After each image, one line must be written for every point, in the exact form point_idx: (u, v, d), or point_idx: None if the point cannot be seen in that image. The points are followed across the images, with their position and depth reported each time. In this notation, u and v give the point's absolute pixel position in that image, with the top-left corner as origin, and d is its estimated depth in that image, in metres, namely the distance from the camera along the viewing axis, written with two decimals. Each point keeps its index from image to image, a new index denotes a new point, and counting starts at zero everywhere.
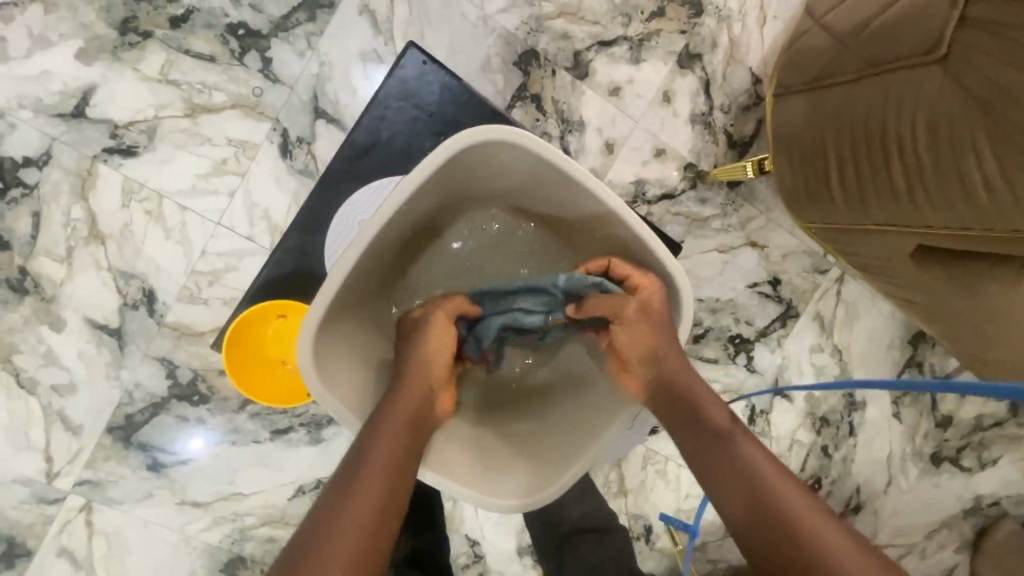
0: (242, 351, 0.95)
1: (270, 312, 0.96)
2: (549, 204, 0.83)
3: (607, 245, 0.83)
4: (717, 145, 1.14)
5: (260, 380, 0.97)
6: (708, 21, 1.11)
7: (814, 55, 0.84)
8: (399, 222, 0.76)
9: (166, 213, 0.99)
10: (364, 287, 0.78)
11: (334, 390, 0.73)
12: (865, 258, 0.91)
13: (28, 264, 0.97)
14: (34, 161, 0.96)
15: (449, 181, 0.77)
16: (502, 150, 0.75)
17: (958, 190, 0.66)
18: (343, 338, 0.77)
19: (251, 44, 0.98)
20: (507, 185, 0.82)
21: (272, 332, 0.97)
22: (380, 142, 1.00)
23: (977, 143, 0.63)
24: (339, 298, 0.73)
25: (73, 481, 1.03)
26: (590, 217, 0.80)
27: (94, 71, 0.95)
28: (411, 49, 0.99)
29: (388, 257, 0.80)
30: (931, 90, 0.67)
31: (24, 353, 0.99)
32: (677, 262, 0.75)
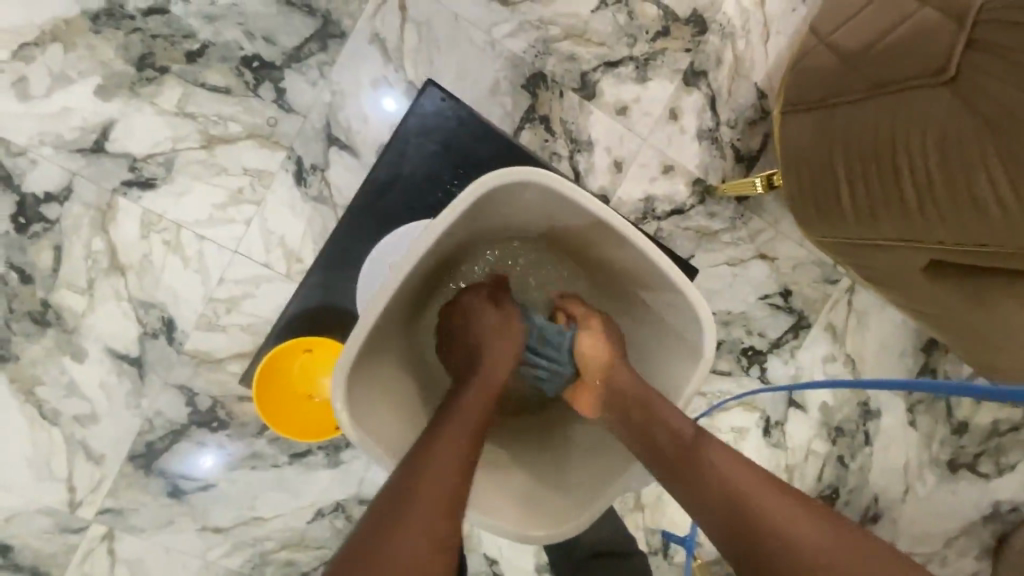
0: (268, 387, 0.96)
1: (296, 347, 0.97)
2: (569, 232, 0.84)
3: (628, 277, 0.85)
4: (724, 159, 1.15)
5: (286, 415, 0.97)
6: (712, 39, 1.12)
7: (820, 74, 0.85)
8: (423, 263, 0.77)
9: (185, 243, 1.01)
10: (389, 327, 0.79)
11: (365, 427, 0.73)
12: (877, 271, 0.91)
13: (50, 297, 0.99)
14: (56, 196, 0.97)
15: (470, 220, 0.79)
16: (527, 189, 0.77)
17: (969, 208, 0.67)
18: (370, 374, 0.77)
19: (265, 76, 1.00)
20: (527, 217, 0.83)
21: (297, 367, 0.99)
22: (402, 174, 1.01)
23: (988, 163, 0.64)
24: (368, 337, 0.73)
25: (96, 509, 1.04)
26: (610, 250, 0.82)
27: (113, 106, 0.97)
28: (431, 88, 1.01)
29: (413, 292, 0.81)
30: (940, 111, 0.68)
31: (47, 384, 1.01)
32: (696, 290, 0.76)
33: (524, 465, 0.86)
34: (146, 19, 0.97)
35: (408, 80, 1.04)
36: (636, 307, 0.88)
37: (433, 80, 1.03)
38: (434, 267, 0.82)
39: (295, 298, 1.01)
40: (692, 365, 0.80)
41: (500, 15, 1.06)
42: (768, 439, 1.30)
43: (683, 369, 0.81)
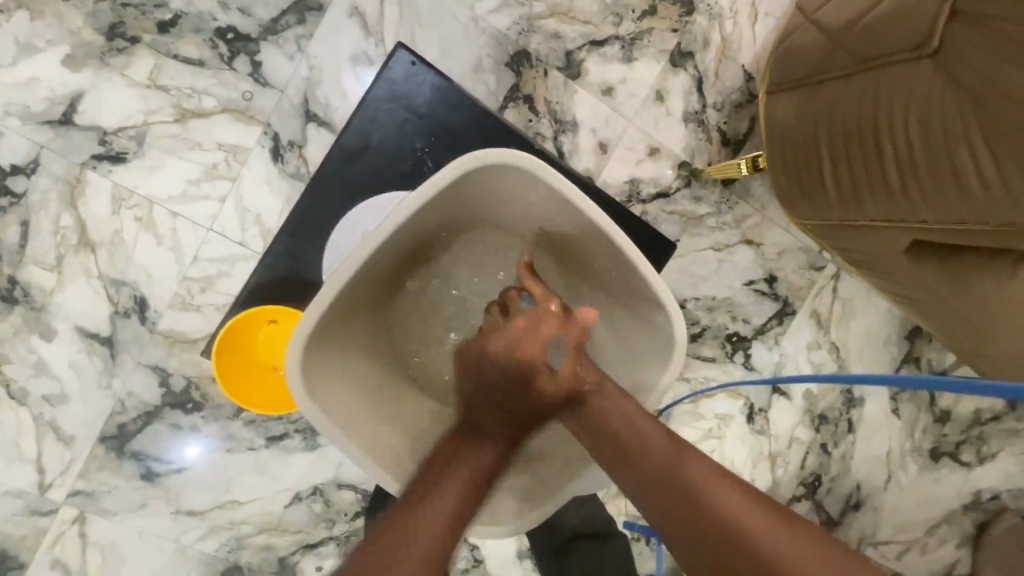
0: (232, 358, 0.95)
1: (260, 317, 0.96)
2: (544, 225, 0.82)
3: (609, 286, 0.83)
4: (710, 142, 1.13)
5: (252, 388, 0.96)
6: (699, 19, 1.10)
7: (805, 52, 0.84)
8: (392, 243, 0.75)
9: (157, 219, 0.98)
10: (356, 306, 0.78)
11: (323, 406, 0.72)
12: (861, 254, 0.90)
13: (18, 273, 0.96)
14: (22, 169, 0.95)
15: (445, 204, 0.77)
16: (515, 175, 0.75)
17: (952, 185, 0.66)
18: (329, 358, 0.76)
19: (240, 49, 0.97)
20: (507, 205, 0.81)
21: (262, 338, 0.97)
22: (375, 144, 1.00)
23: (971, 138, 0.63)
24: (333, 306, 0.72)
25: (66, 492, 1.01)
26: (593, 251, 0.80)
27: (82, 77, 0.94)
28: (401, 51, 0.99)
29: (387, 270, 0.80)
30: (923, 86, 0.67)
31: (15, 363, 0.98)
32: (670, 292, 0.73)
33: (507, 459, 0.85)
34: None
35: (388, 55, 1.01)
36: (613, 318, 0.85)
37: (404, 43, 1.00)
38: (407, 250, 0.80)
39: (272, 277, 0.99)
40: (661, 370, 0.78)
41: None
42: (752, 426, 1.29)
43: (656, 366, 0.79)
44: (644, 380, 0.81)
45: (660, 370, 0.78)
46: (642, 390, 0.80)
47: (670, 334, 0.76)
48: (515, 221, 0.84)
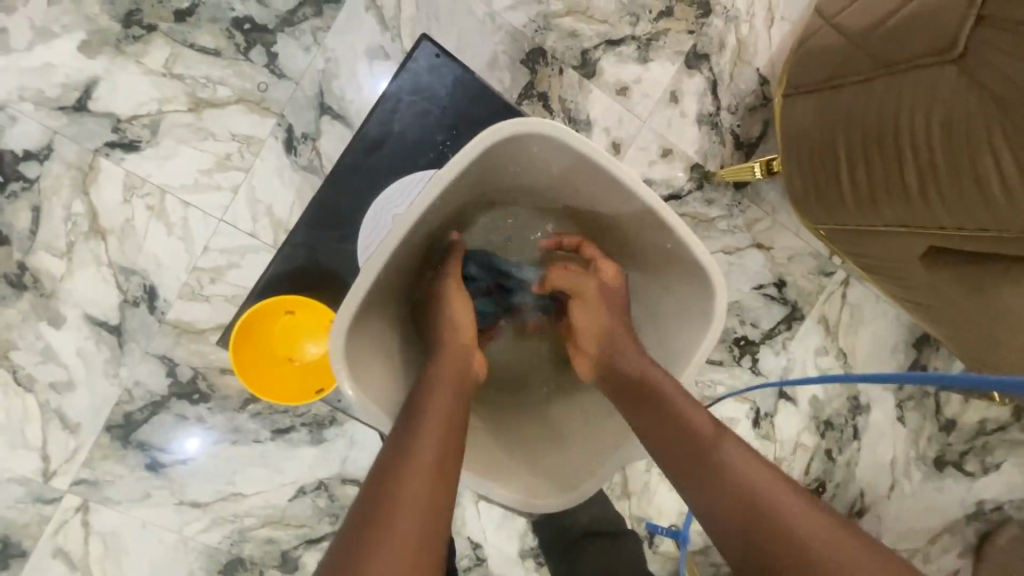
0: (248, 344, 0.94)
1: (279, 307, 0.96)
2: (573, 198, 0.82)
3: (642, 257, 0.84)
4: (724, 145, 1.13)
5: (262, 377, 0.96)
6: (715, 21, 1.10)
7: (825, 56, 0.83)
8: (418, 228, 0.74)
9: (169, 209, 0.98)
10: (386, 290, 0.76)
11: (363, 386, 0.71)
12: (875, 260, 0.90)
13: (27, 259, 0.96)
14: (35, 155, 0.94)
15: (477, 174, 0.75)
16: (549, 149, 0.74)
17: (973, 189, 0.66)
18: (369, 342, 0.75)
19: (257, 39, 0.97)
20: (543, 179, 0.80)
21: (278, 327, 0.98)
22: (392, 134, 1.00)
23: (994, 143, 0.62)
24: (368, 293, 0.70)
25: (70, 480, 1.01)
26: (627, 223, 0.80)
27: (98, 64, 0.94)
28: (425, 42, 0.99)
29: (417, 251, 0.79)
30: (946, 90, 0.66)
31: (22, 349, 0.98)
32: (717, 263, 0.74)
33: (549, 439, 0.85)
34: None
35: (405, 49, 1.01)
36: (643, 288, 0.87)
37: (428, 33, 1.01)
38: (436, 230, 0.79)
39: (281, 267, 0.99)
40: (696, 341, 0.78)
41: None
42: (757, 431, 1.30)
43: (690, 340, 0.79)
44: (676, 352, 0.81)
45: (692, 345, 0.79)
46: (677, 361, 0.80)
47: (710, 310, 0.76)
48: (543, 195, 0.84)
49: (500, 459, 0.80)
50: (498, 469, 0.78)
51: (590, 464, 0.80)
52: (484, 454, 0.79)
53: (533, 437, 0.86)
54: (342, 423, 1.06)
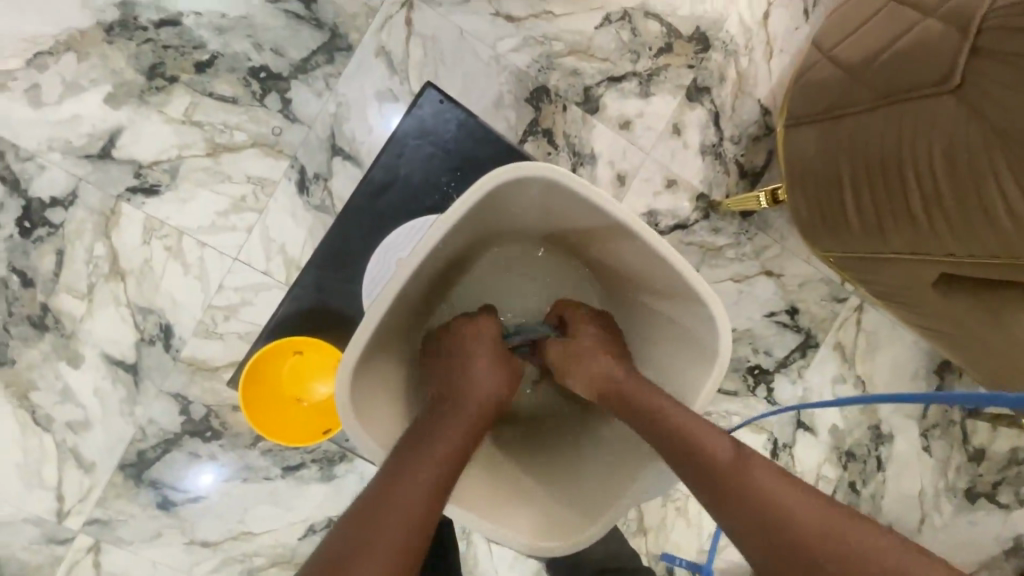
0: (257, 388, 0.96)
1: (287, 348, 0.98)
2: (574, 232, 0.82)
3: (645, 288, 0.83)
4: (728, 175, 1.15)
5: (274, 418, 0.97)
6: (716, 55, 1.12)
7: (823, 88, 0.84)
8: (424, 270, 0.76)
9: (186, 249, 1.01)
10: (393, 332, 0.77)
11: (367, 426, 0.71)
12: (887, 286, 0.89)
13: (50, 301, 0.98)
14: (61, 202, 0.97)
15: (477, 217, 0.76)
16: (544, 189, 0.75)
17: (979, 216, 0.65)
18: (376, 382, 0.76)
19: (272, 86, 1.00)
20: (541, 216, 0.81)
21: (287, 368, 0.99)
22: (401, 178, 1.02)
23: (998, 173, 0.62)
24: (374, 337, 0.72)
25: (84, 519, 1.03)
26: (626, 255, 0.80)
27: (122, 114, 0.97)
28: (430, 90, 1.02)
29: (424, 289, 0.80)
30: (944, 120, 0.67)
31: (41, 390, 0.99)
32: (718, 300, 0.73)
33: (558, 475, 0.83)
34: (156, 29, 0.97)
35: (413, 93, 1.04)
36: (647, 320, 0.85)
37: (433, 82, 1.04)
38: (441, 268, 0.81)
39: (292, 304, 1.01)
40: (706, 372, 0.76)
41: (506, 31, 1.06)
42: (776, 462, 1.28)
43: (695, 374, 0.77)
44: (686, 385, 0.79)
45: (701, 378, 0.77)
46: (682, 396, 0.79)
47: (714, 346, 0.75)
48: (544, 228, 0.84)
49: (510, 499, 0.78)
50: (505, 509, 0.76)
51: (602, 497, 0.78)
52: (494, 496, 0.77)
53: (541, 472, 0.84)
54: (352, 460, 1.06)
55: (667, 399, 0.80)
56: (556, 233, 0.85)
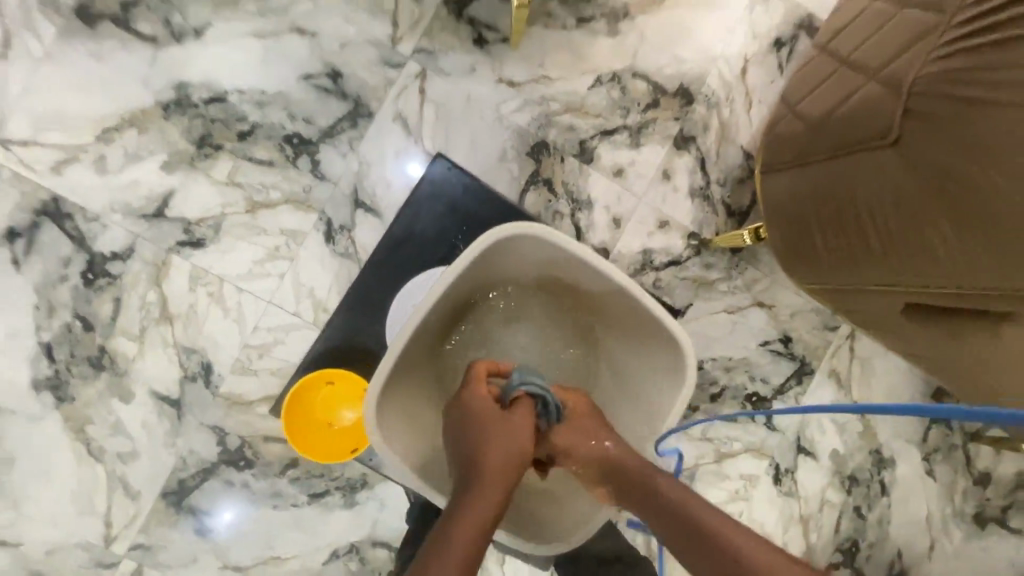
0: (295, 415, 1.06)
1: (319, 379, 1.08)
2: (563, 280, 0.93)
3: (629, 327, 0.93)
4: (717, 215, 1.25)
5: (310, 441, 1.06)
6: (699, 108, 1.24)
7: (791, 138, 0.93)
8: (434, 313, 0.86)
9: (226, 295, 1.12)
10: (408, 367, 0.87)
11: (391, 447, 0.81)
12: (866, 316, 0.96)
13: (106, 343, 1.10)
14: (120, 255, 1.10)
15: (479, 266, 0.87)
16: (537, 242, 0.86)
17: (925, 252, 0.74)
18: (396, 408, 0.85)
19: (303, 150, 1.14)
20: (534, 267, 0.91)
21: (320, 397, 1.08)
22: (414, 233, 1.14)
23: (937, 215, 0.71)
24: (393, 370, 0.82)
25: (129, 545, 1.12)
26: (610, 298, 0.90)
27: (174, 178, 1.11)
28: (439, 159, 1.15)
29: (433, 331, 0.90)
30: (889, 170, 0.76)
31: (96, 424, 1.10)
32: (686, 332, 0.84)
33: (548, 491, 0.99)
34: (204, 105, 1.11)
35: (428, 151, 1.17)
36: (632, 357, 0.94)
37: (442, 153, 1.16)
38: (447, 310, 0.91)
39: (322, 343, 1.12)
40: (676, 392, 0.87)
41: (508, 94, 1.18)
42: (779, 487, 1.32)
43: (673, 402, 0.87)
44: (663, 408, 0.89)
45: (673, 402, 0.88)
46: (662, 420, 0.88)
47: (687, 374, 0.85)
48: (538, 277, 0.94)
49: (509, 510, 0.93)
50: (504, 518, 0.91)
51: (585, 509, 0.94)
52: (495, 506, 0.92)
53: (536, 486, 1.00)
54: (372, 488, 1.14)
55: (654, 421, 0.89)
56: (548, 281, 0.95)
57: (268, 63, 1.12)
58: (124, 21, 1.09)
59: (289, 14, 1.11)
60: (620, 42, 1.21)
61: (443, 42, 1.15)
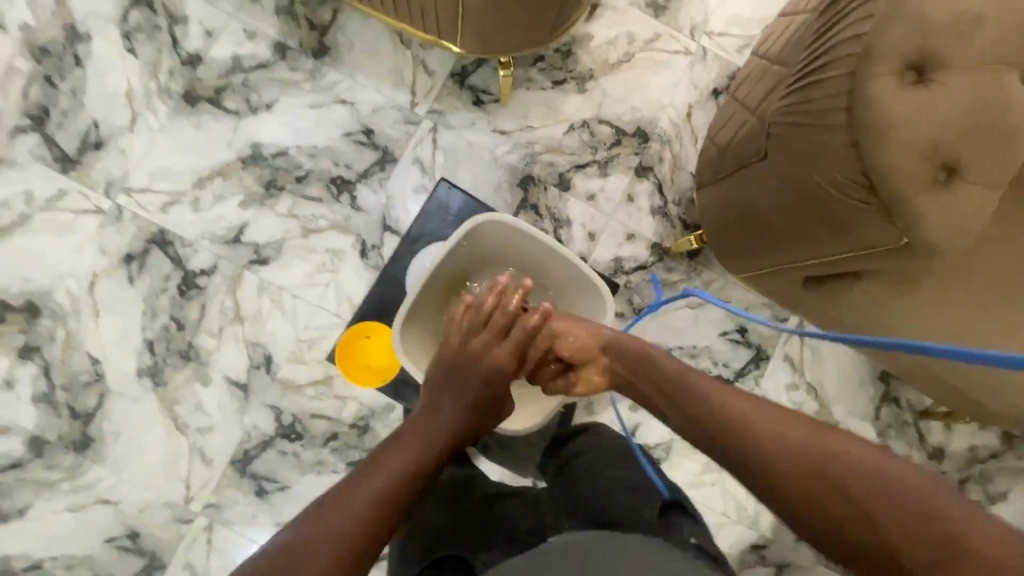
0: (346, 358, 1.41)
1: (360, 332, 1.42)
2: (536, 267, 1.20)
3: (585, 305, 1.18)
4: (675, 228, 1.53)
5: (358, 375, 1.41)
6: (654, 144, 1.55)
7: (709, 162, 1.21)
8: (433, 284, 1.14)
9: (285, 300, 1.44)
10: (418, 321, 1.14)
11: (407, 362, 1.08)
12: (781, 297, 1.18)
13: (193, 340, 1.42)
14: (206, 271, 1.43)
15: (467, 251, 1.16)
16: (514, 233, 1.14)
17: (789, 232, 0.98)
18: (410, 344, 1.12)
19: (345, 188, 1.48)
20: (514, 255, 1.19)
21: (361, 344, 1.42)
22: (424, 233, 1.48)
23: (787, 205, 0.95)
24: (407, 316, 1.10)
25: (203, 504, 1.38)
26: (572, 280, 1.17)
27: (248, 212, 1.45)
28: (441, 183, 1.49)
29: (434, 302, 1.18)
30: (759, 175, 1.02)
31: (183, 403, 1.40)
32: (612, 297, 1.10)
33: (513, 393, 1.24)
34: (272, 158, 1.46)
35: (433, 180, 1.50)
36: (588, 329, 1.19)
37: (446, 178, 1.50)
38: (441, 291, 1.18)
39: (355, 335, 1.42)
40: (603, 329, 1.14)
41: (500, 141, 1.52)
42: None
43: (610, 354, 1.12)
44: None
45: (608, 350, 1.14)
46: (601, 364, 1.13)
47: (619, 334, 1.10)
48: (517, 266, 1.22)
49: None
50: None
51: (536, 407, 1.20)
52: None
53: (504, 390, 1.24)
54: None
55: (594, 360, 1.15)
56: (525, 269, 1.22)
57: (319, 125, 1.48)
58: (216, 101, 1.46)
59: (334, 89, 1.48)
60: (588, 97, 1.54)
61: (450, 104, 1.51)
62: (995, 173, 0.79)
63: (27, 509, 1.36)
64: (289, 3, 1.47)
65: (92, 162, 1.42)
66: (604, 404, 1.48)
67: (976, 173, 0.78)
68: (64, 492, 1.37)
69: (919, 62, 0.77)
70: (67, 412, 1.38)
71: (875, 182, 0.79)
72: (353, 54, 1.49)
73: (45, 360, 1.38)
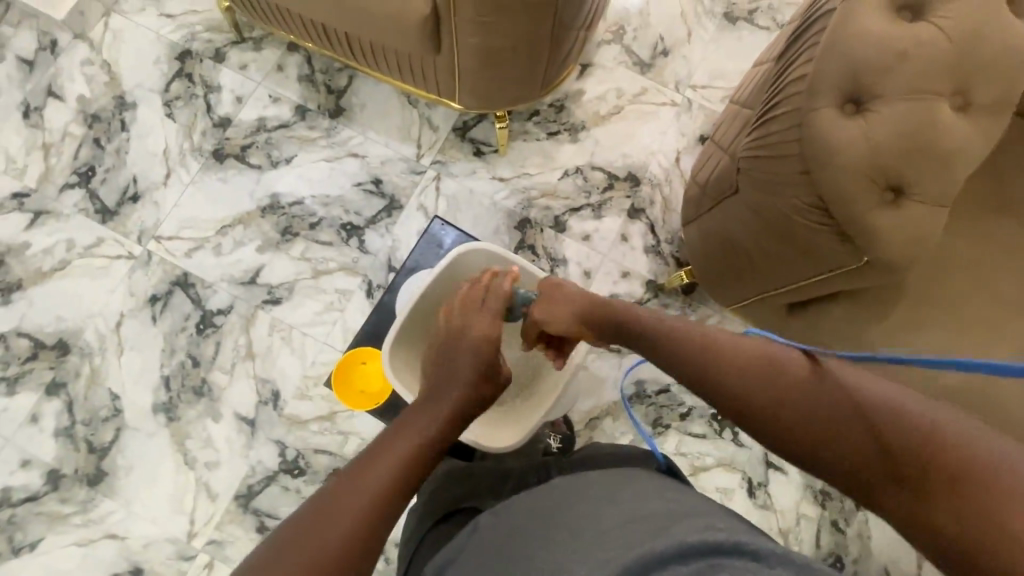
0: (343, 382, 1.46)
1: (356, 359, 1.48)
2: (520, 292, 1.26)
3: None
4: (668, 265, 1.59)
5: (352, 398, 1.45)
6: (645, 187, 1.63)
7: (691, 198, 1.27)
8: (421, 309, 1.20)
9: (294, 338, 1.52)
10: (407, 345, 1.19)
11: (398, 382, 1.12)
12: (772, 325, 1.20)
13: (207, 376, 1.49)
14: (223, 310, 1.53)
15: (453, 278, 1.23)
16: (496, 259, 1.21)
17: (762, 254, 1.02)
18: (399, 366, 1.17)
19: (354, 233, 1.58)
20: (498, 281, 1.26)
21: (356, 371, 1.47)
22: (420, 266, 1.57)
23: (757, 228, 1.00)
24: (397, 339, 1.15)
25: (205, 541, 1.40)
26: None
27: (265, 256, 1.56)
28: (435, 220, 1.59)
29: (423, 328, 1.23)
30: (730, 205, 1.07)
31: (193, 438, 1.46)
32: None
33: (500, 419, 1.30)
34: (289, 207, 1.59)
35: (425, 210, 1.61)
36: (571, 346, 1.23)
37: (440, 216, 1.60)
38: (430, 318, 1.24)
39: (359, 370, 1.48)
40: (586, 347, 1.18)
41: (499, 187, 1.62)
42: (755, 500, 1.48)
43: None
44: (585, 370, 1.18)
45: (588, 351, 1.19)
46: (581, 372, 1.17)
47: None
48: None
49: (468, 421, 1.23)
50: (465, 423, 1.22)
51: (521, 427, 1.25)
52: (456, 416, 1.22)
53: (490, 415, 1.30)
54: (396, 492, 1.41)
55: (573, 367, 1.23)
56: None
57: (332, 176, 1.61)
58: (241, 157, 1.61)
59: (347, 145, 1.63)
60: (581, 147, 1.65)
61: (452, 155, 1.63)
62: (938, 190, 0.83)
63: (39, 542, 1.40)
64: (310, 71, 1.65)
65: (129, 214, 1.57)
66: (604, 440, 1.49)
67: (920, 190, 0.82)
68: (74, 526, 1.41)
69: (854, 95, 0.82)
70: (84, 446, 1.45)
71: (829, 206, 0.84)
72: (366, 115, 1.64)
73: (69, 395, 1.47)
